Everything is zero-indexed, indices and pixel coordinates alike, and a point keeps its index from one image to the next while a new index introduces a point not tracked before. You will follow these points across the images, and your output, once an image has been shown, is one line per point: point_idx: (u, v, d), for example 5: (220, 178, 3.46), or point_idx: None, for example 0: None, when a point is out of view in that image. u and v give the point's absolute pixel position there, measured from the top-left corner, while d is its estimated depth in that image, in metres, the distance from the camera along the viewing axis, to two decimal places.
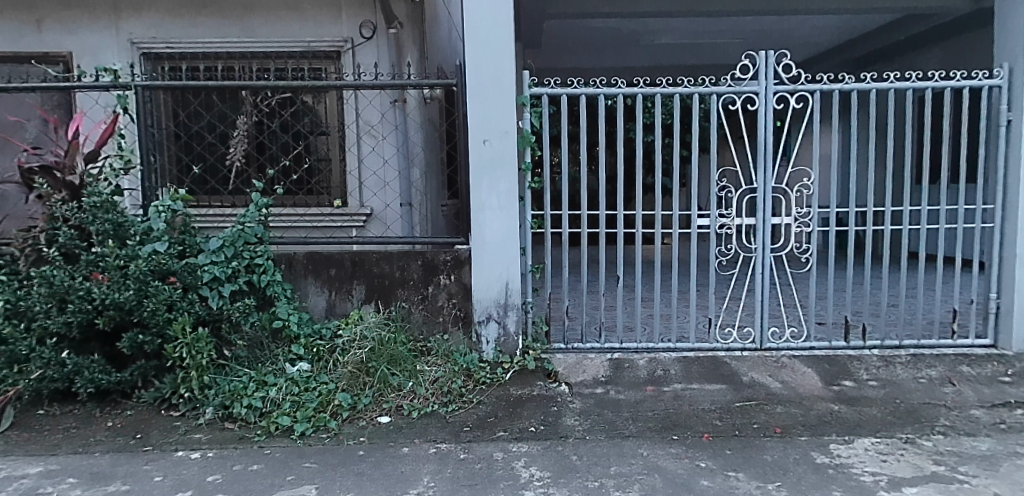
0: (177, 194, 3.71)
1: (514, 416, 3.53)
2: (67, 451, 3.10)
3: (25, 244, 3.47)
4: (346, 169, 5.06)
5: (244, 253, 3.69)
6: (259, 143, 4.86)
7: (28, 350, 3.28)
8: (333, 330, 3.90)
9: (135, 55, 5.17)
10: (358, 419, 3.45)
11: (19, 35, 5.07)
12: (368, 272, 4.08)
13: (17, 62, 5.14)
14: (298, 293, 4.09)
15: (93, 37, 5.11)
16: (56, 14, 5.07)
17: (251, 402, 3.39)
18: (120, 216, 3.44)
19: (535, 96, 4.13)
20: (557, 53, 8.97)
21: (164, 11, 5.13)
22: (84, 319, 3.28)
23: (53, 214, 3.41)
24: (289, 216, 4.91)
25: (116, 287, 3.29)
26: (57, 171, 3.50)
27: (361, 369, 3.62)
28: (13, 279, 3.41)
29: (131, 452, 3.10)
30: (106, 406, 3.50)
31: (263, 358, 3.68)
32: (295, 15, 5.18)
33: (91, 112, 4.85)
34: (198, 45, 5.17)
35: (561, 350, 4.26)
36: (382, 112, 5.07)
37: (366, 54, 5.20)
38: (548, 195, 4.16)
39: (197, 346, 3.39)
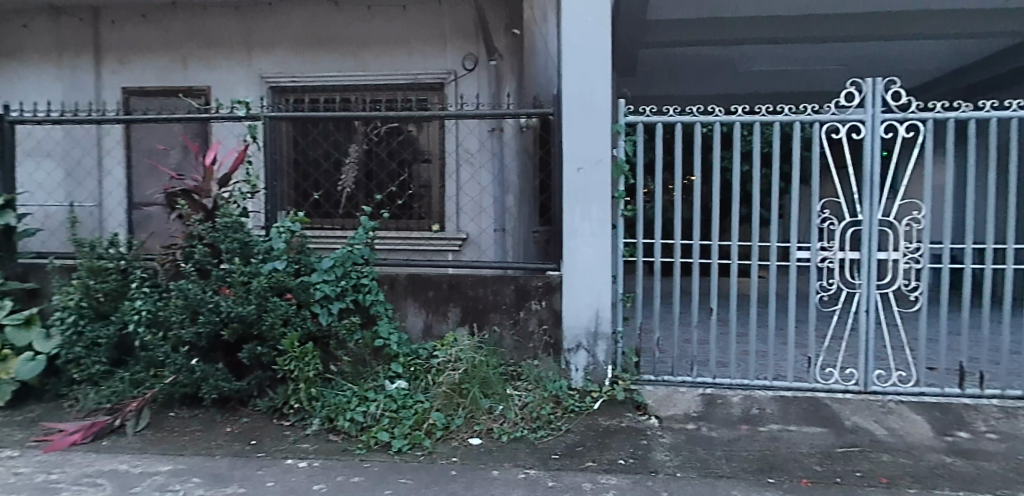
0: (297, 216, 3.99)
1: (603, 447, 3.51)
2: (192, 453, 3.31)
3: (166, 259, 3.82)
4: (444, 195, 5.37)
5: (352, 273, 3.93)
6: (367, 171, 4.91)
7: (164, 355, 3.59)
8: (430, 351, 4.06)
9: (263, 89, 5.61)
10: (450, 439, 3.54)
11: (169, 71, 5.65)
12: (463, 295, 4.24)
13: (166, 96, 5.71)
14: (398, 313, 4.30)
15: (228, 72, 5.61)
16: (200, 53, 5.63)
17: (353, 416, 3.57)
18: (246, 236, 3.73)
19: (630, 124, 4.17)
20: (651, 82, 8.98)
21: (290, 48, 5.56)
22: (212, 329, 3.57)
23: (191, 232, 3.74)
24: (393, 239, 5.28)
25: (239, 301, 3.57)
26: (195, 194, 3.86)
27: (455, 390, 3.72)
28: (154, 291, 3.73)
29: (246, 457, 3.28)
30: (227, 412, 3.79)
31: (364, 374, 3.87)
32: (404, 49, 5.47)
33: (225, 140, 5.34)
34: (318, 79, 5.55)
35: (650, 382, 4.23)
36: (482, 140, 5.39)
37: (468, 85, 5.42)
38: (641, 223, 4.18)
39: (305, 359, 3.61)
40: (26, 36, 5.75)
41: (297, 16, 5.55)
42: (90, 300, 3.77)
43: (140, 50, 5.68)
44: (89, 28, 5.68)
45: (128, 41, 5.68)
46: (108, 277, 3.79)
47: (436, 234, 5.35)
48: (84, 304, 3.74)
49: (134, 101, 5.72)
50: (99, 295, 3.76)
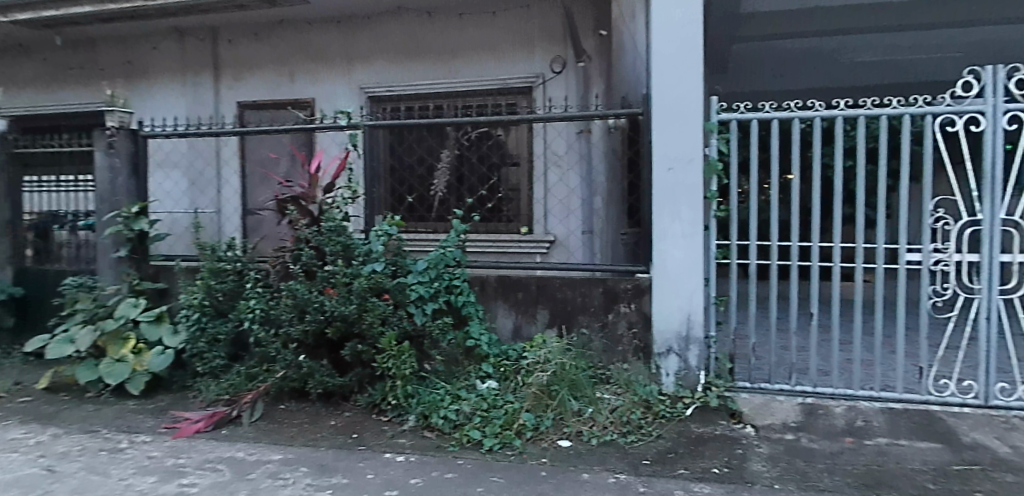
0: (393, 220, 4.16)
1: (696, 455, 3.41)
2: (300, 443, 3.51)
3: (276, 261, 4.08)
4: (532, 197, 5.43)
5: (445, 275, 4.07)
6: (459, 175, 5.07)
7: (275, 351, 3.87)
8: (519, 352, 4.15)
9: (363, 99, 5.88)
10: (540, 440, 3.54)
11: (279, 85, 6.04)
12: (551, 297, 4.28)
13: (277, 109, 6.12)
14: (488, 314, 4.41)
15: (331, 85, 5.93)
16: (305, 67, 5.98)
17: (446, 413, 3.66)
18: (348, 239, 3.93)
19: (723, 121, 4.05)
20: (745, 78, 8.69)
21: (387, 59, 5.80)
22: (317, 327, 3.79)
23: (299, 236, 4.01)
24: (483, 240, 5.47)
25: (342, 301, 3.76)
26: (302, 199, 4.13)
27: (544, 391, 3.71)
28: (266, 291, 4.02)
29: (349, 450, 3.43)
30: (330, 406, 4.01)
31: (457, 374, 4.00)
32: (494, 56, 5.58)
33: (329, 149, 5.67)
34: (413, 88, 5.76)
35: (746, 389, 4.08)
36: (569, 143, 5.35)
37: (556, 88, 5.46)
38: (735, 224, 4.04)
39: (402, 357, 3.76)
40: (155, 56, 6.31)
41: (392, 28, 5.77)
42: (211, 299, 4.10)
43: (253, 66, 6.10)
44: (209, 47, 6.17)
45: (242, 58, 6.12)
46: (226, 278, 4.12)
47: (524, 236, 5.52)
48: (206, 302, 4.08)
49: (249, 115, 6.18)
50: (219, 295, 4.09)
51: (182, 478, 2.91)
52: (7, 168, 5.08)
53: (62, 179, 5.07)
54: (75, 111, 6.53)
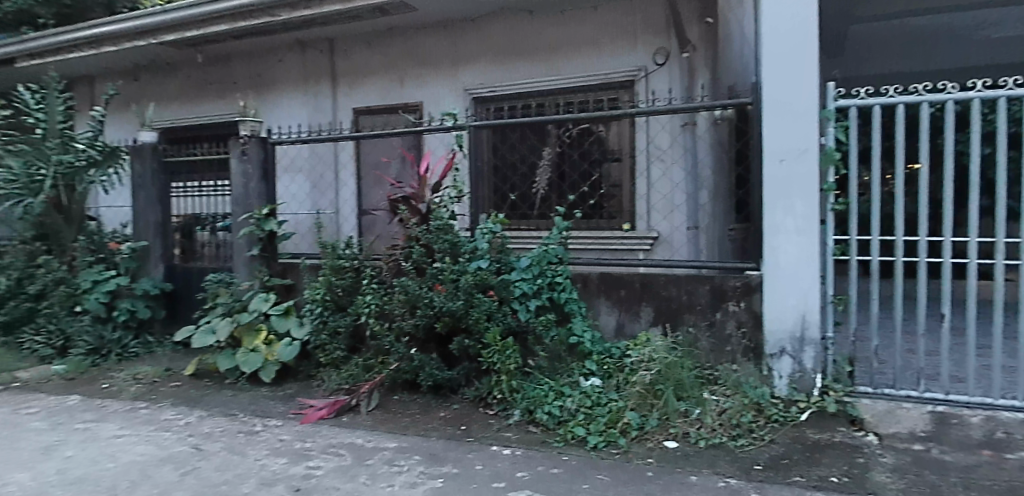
0: (497, 217, 4.28)
1: (812, 462, 3.25)
2: (413, 433, 3.68)
3: (390, 259, 4.35)
4: (635, 192, 5.36)
5: (548, 272, 4.13)
6: (560, 172, 5.07)
7: (389, 344, 4.09)
8: (622, 350, 4.12)
9: (468, 101, 6.05)
10: (646, 440, 3.50)
11: (389, 91, 6.34)
12: (656, 295, 4.22)
13: (387, 113, 6.41)
14: (591, 311, 4.43)
15: (437, 88, 6.14)
16: (414, 72, 6.22)
17: (550, 409, 3.70)
18: (455, 237, 4.11)
19: (841, 108, 3.80)
20: (865, 60, 8.12)
21: (490, 60, 5.91)
22: (427, 322, 3.96)
23: (410, 235, 4.25)
24: (585, 238, 5.39)
25: (450, 297, 3.92)
26: (412, 200, 4.35)
27: (649, 391, 3.66)
28: (380, 287, 4.27)
29: (458, 441, 3.56)
30: (440, 398, 4.17)
31: (560, 370, 3.99)
32: (596, 50, 5.53)
33: (436, 150, 5.88)
34: (515, 87, 5.84)
35: (867, 395, 3.79)
36: (673, 135, 5.25)
37: (659, 80, 5.34)
38: (855, 217, 3.78)
39: (506, 352, 3.84)
40: (280, 68, 6.81)
41: (495, 28, 5.88)
42: (332, 294, 4.40)
43: (365, 73, 6.44)
44: (327, 57, 6.58)
45: (356, 66, 6.47)
46: (344, 275, 4.41)
47: (627, 233, 5.39)
48: (327, 297, 4.39)
49: (363, 120, 6.53)
50: (338, 290, 4.38)
51: (309, 460, 3.12)
52: (158, 176, 5.64)
53: (203, 184, 5.58)
54: (213, 122, 7.18)
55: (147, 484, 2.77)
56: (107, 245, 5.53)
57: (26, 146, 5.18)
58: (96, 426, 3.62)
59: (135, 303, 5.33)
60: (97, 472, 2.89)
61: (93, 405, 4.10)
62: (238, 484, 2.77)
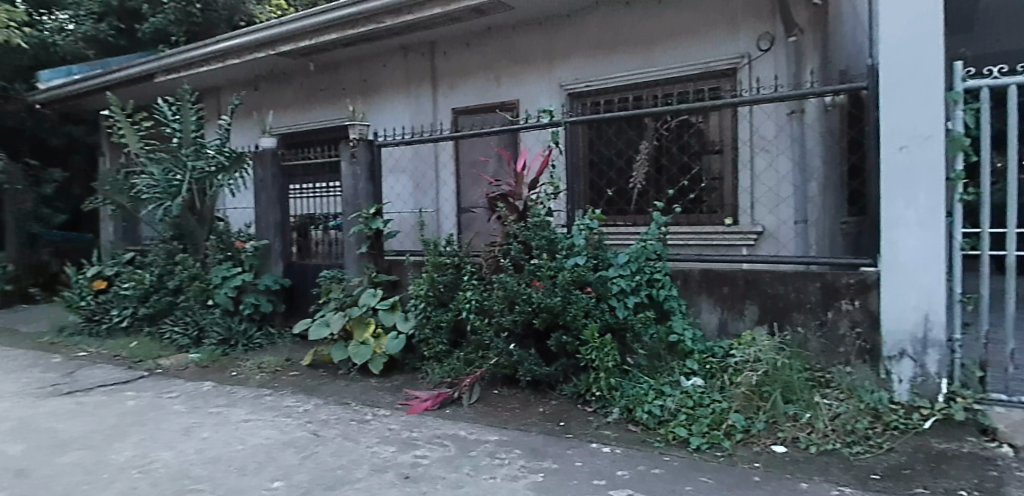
0: (594, 214, 4.29)
1: (938, 474, 3.01)
2: (513, 427, 3.77)
3: (488, 256, 4.47)
4: (737, 185, 5.06)
5: (646, 268, 4.08)
6: (658, 166, 5.06)
7: (489, 340, 4.19)
8: (726, 349, 3.99)
9: (563, 97, 6.06)
10: (752, 444, 3.38)
11: (486, 90, 6.46)
12: (761, 292, 4.07)
13: (486, 112, 6.55)
14: (691, 309, 4.33)
15: (533, 85, 6.19)
16: (509, 70, 6.30)
17: (650, 409, 3.65)
18: (552, 234, 4.17)
19: (970, 90, 3.49)
20: (997, 35, 7.40)
21: (585, 54, 5.88)
22: (525, 318, 4.03)
23: (508, 231, 4.32)
24: (685, 234, 5.23)
25: (547, 294, 3.96)
26: (509, 197, 4.43)
27: (755, 392, 3.55)
28: (479, 283, 4.43)
29: (558, 436, 3.60)
30: (538, 394, 4.22)
31: (660, 369, 3.93)
32: (695, 38, 5.35)
33: (533, 146, 5.84)
34: (611, 81, 5.77)
35: (1002, 403, 3.42)
36: (778, 124, 4.88)
37: (764, 67, 5.08)
38: (987, 208, 3.47)
39: (604, 349, 3.83)
40: (384, 72, 7.12)
41: (591, 22, 5.84)
42: (434, 289, 4.58)
43: (463, 74, 6.59)
44: (427, 60, 6.81)
45: (454, 67, 6.65)
46: (446, 271, 4.57)
47: (730, 228, 5.08)
48: (430, 293, 4.58)
49: (462, 120, 6.72)
50: (440, 286, 4.54)
51: (416, 450, 3.27)
52: (277, 179, 6.01)
53: (316, 186, 5.94)
54: (325, 127, 7.60)
55: (272, 465, 3.00)
56: (234, 243, 5.97)
57: (166, 155, 5.82)
58: (227, 410, 3.97)
59: (258, 297, 5.75)
60: (230, 453, 3.17)
61: (224, 391, 4.49)
62: (352, 470, 2.95)
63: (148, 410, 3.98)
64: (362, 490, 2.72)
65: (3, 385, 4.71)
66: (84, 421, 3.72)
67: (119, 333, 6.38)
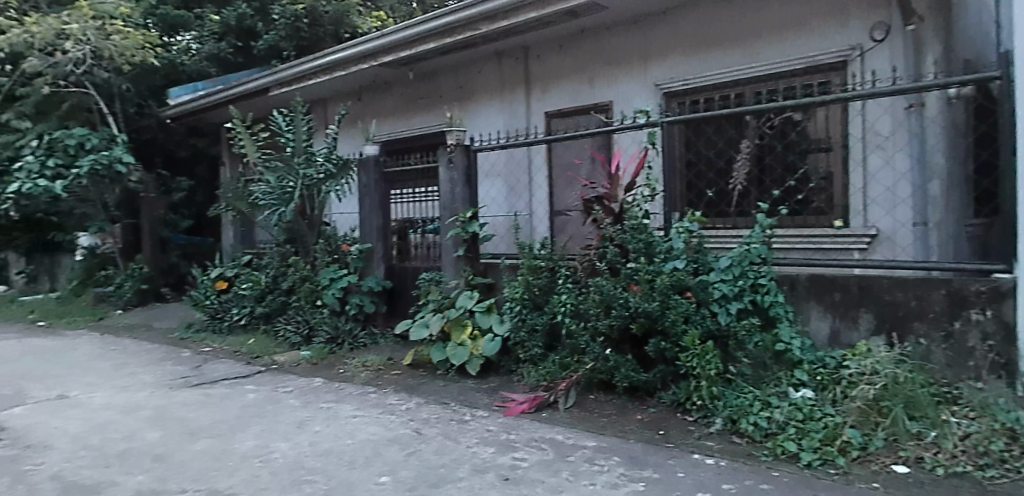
0: (694, 216, 4.21)
1: None
2: (611, 434, 3.73)
3: (584, 260, 4.48)
4: (849, 184, 4.70)
5: (749, 273, 3.95)
6: (761, 166, 4.94)
7: (585, 343, 4.19)
8: (838, 360, 3.78)
9: (659, 96, 5.94)
10: (870, 462, 3.16)
11: (579, 92, 6.44)
12: (877, 299, 3.82)
13: (580, 114, 6.53)
14: (800, 316, 4.13)
15: (628, 85, 6.11)
16: (603, 72, 6.25)
17: (756, 420, 3.50)
18: (650, 237, 4.10)
19: None
20: None
21: (682, 52, 5.73)
22: (622, 322, 3.97)
23: (605, 235, 4.31)
24: (792, 237, 4.93)
25: (646, 298, 3.89)
26: (605, 200, 4.41)
27: (872, 407, 3.33)
28: (575, 286, 4.42)
29: (657, 445, 3.53)
30: (636, 401, 4.16)
31: (766, 379, 3.76)
32: (801, 31, 5.09)
33: (628, 148, 5.73)
34: (709, 78, 5.60)
35: None
36: (895, 120, 4.50)
37: (878, 58, 4.76)
38: None
39: (706, 357, 3.72)
40: (480, 78, 7.26)
41: (688, 19, 5.70)
42: (530, 293, 4.62)
43: (557, 76, 6.60)
44: (521, 64, 6.87)
45: (548, 70, 6.67)
46: (541, 274, 4.61)
47: (839, 231, 4.75)
48: (526, 296, 4.62)
49: (555, 123, 6.73)
50: (536, 289, 4.59)
51: (515, 452, 3.31)
52: (380, 185, 6.27)
53: (416, 191, 6.13)
54: (425, 133, 7.84)
55: (379, 461, 3.12)
56: (340, 247, 6.30)
57: (280, 163, 6.20)
58: (336, 406, 4.18)
59: (363, 298, 6.04)
60: (340, 446, 3.33)
61: (333, 388, 4.73)
62: (454, 469, 3.02)
63: (266, 403, 4.26)
64: (464, 489, 2.78)
65: (142, 376, 5.19)
66: (211, 411, 4.04)
67: (239, 330, 6.87)
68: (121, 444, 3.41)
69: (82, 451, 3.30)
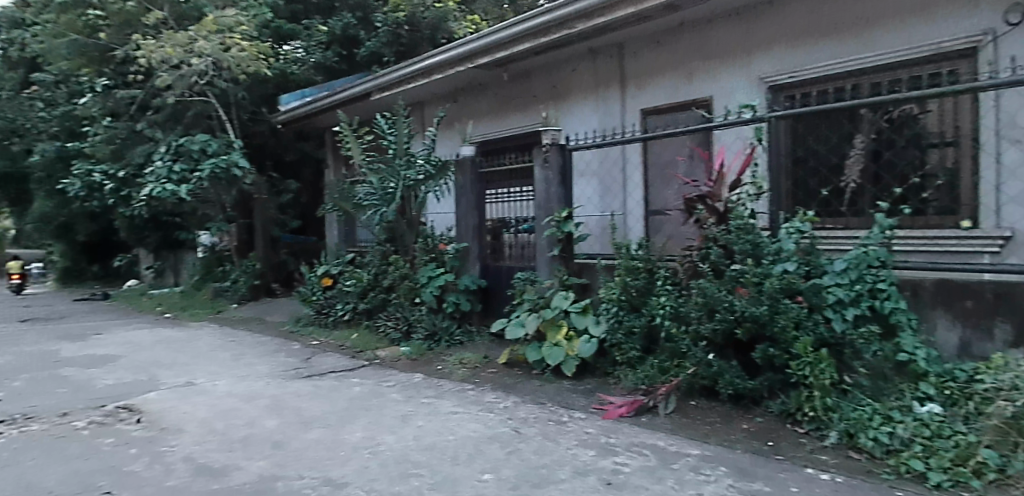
0: (806, 215, 4.00)
1: None
2: (716, 442, 3.60)
3: (685, 260, 4.32)
4: (979, 182, 4.23)
5: (868, 277, 3.68)
6: (882, 161, 4.52)
7: (687, 347, 4.07)
8: (970, 373, 3.47)
9: (763, 90, 5.63)
10: (1010, 486, 2.79)
11: (677, 88, 6.26)
12: (1016, 309, 3.46)
13: (678, 110, 6.34)
14: (925, 325, 3.82)
15: (730, 80, 5.87)
16: (703, 67, 6.05)
17: (877, 435, 3.26)
18: (757, 238, 3.91)
19: None
20: None
21: (788, 44, 5.42)
22: (727, 327, 3.81)
23: (708, 235, 4.16)
24: (914, 238, 4.46)
25: (753, 303, 3.72)
26: (708, 198, 4.24)
27: (1011, 425, 2.90)
28: (675, 288, 4.30)
29: (767, 457, 3.37)
30: (741, 409, 3.99)
31: (887, 391, 3.50)
32: (923, 17, 4.63)
33: (730, 145, 5.38)
34: (819, 70, 5.24)
35: None
36: None
37: (1013, 43, 4.22)
38: None
39: (819, 366, 3.52)
40: (574, 77, 7.22)
41: (795, 9, 5.37)
42: (627, 294, 4.55)
43: (653, 73, 6.45)
44: (616, 62, 6.78)
45: (644, 67, 6.53)
46: (639, 275, 4.50)
47: (968, 232, 4.23)
48: (623, 298, 4.56)
49: (651, 121, 6.58)
50: (633, 291, 4.50)
51: (616, 456, 3.25)
52: (475, 185, 6.37)
53: (511, 191, 6.16)
54: (520, 133, 7.89)
55: (481, 458, 3.16)
56: (437, 246, 6.44)
57: (382, 165, 6.41)
58: (437, 401, 4.27)
59: (459, 297, 6.19)
60: (443, 442, 3.40)
61: (433, 383, 4.85)
62: (555, 469, 3.02)
63: (371, 396, 4.43)
64: (567, 491, 2.76)
65: (258, 367, 5.52)
66: (321, 403, 4.24)
67: (342, 325, 7.18)
68: (244, 430, 3.64)
69: (210, 435, 3.55)
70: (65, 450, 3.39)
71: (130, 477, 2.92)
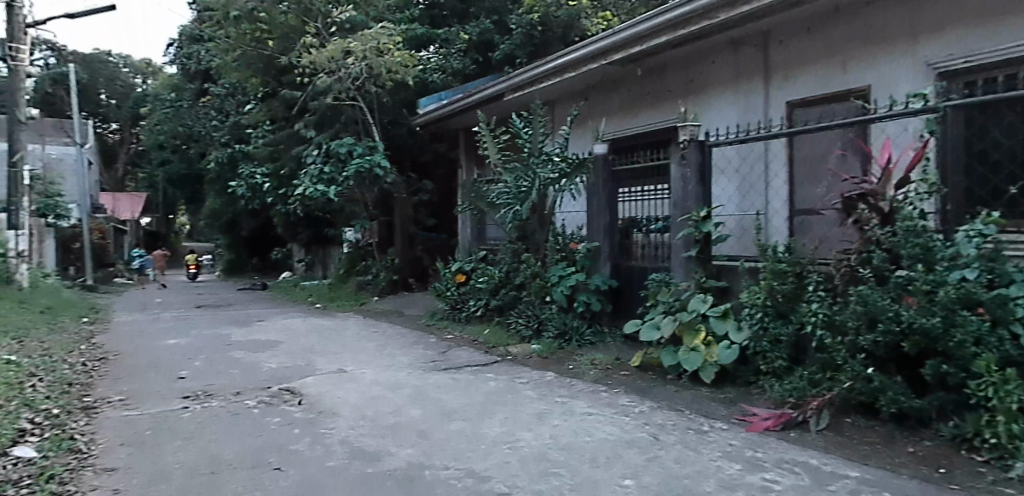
0: (990, 217, 3.51)
1: None
2: (876, 465, 3.28)
3: (841, 264, 4.03)
4: None
5: None
6: None
7: (842, 360, 3.77)
8: None
9: (932, 76, 5.00)
10: None
11: (830, 77, 5.79)
12: None
13: (829, 102, 5.86)
14: None
15: (891, 67, 5.30)
16: (860, 53, 5.53)
17: None
18: (928, 241, 3.53)
19: None
20: None
21: (962, 24, 4.75)
22: (891, 339, 3.51)
23: (869, 238, 3.87)
24: None
25: (923, 313, 3.38)
26: (869, 196, 3.93)
27: None
28: (828, 295, 4.02)
29: (940, 486, 3.01)
30: (905, 431, 3.61)
31: None
32: None
33: (896, 137, 4.80)
34: (999, 51, 4.52)
35: None
36: None
37: None
38: None
39: (1006, 387, 3.07)
40: (714, 69, 6.93)
41: None
42: (773, 299, 4.31)
43: (804, 62, 6.02)
44: (761, 52, 6.41)
45: (794, 56, 6.11)
46: (787, 279, 4.26)
47: None
48: (768, 303, 4.32)
49: (798, 113, 6.15)
50: (780, 296, 4.26)
51: (765, 472, 3.07)
52: (608, 184, 6.27)
53: (645, 189, 6.00)
54: (654, 129, 7.70)
55: (620, 462, 3.10)
56: (568, 245, 6.49)
57: (518, 165, 6.55)
58: (571, 401, 4.27)
59: (590, 297, 6.15)
60: (580, 443, 3.38)
61: (566, 383, 4.86)
62: (699, 481, 2.90)
63: (506, 392, 4.51)
64: None
65: (400, 357, 5.82)
66: (460, 395, 4.38)
67: (475, 321, 7.38)
68: (391, 418, 3.83)
69: (361, 420, 3.78)
70: (240, 426, 3.76)
71: (294, 455, 3.18)
